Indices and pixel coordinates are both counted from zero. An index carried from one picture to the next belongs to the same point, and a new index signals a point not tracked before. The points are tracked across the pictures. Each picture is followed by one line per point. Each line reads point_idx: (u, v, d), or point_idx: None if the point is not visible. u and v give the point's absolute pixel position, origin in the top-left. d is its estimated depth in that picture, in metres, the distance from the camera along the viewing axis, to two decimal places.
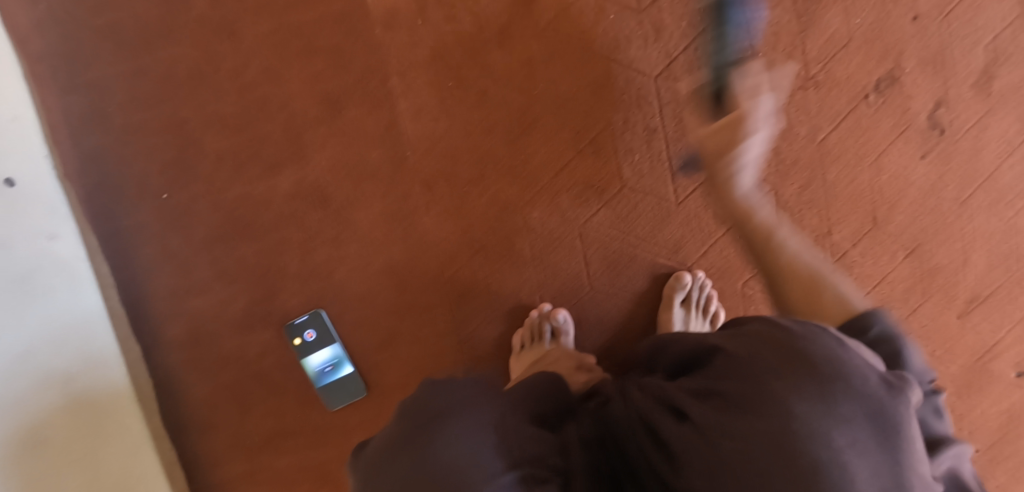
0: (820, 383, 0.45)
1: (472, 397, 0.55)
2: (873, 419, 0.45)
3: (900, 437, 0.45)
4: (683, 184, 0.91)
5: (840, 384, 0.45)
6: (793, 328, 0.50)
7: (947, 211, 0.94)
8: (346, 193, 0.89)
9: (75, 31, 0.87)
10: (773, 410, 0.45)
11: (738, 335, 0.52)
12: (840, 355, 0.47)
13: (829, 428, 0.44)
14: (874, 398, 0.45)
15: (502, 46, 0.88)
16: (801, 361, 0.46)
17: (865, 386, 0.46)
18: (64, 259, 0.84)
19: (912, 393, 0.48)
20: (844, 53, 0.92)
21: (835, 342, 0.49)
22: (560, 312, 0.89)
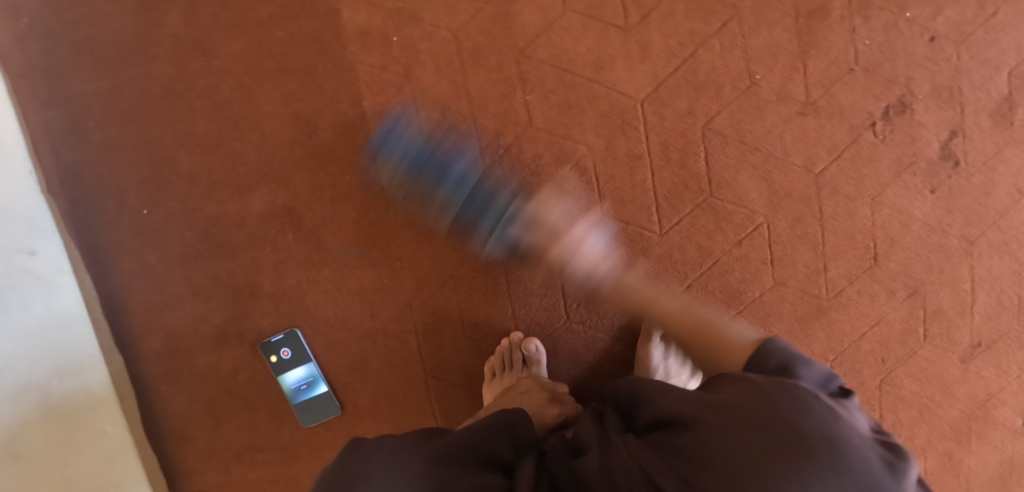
0: (821, 470, 0.45)
1: (392, 459, 0.57)
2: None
3: None
4: (666, 214, 0.86)
5: (841, 471, 0.45)
6: (783, 397, 0.50)
7: (954, 249, 0.89)
8: (317, 215, 0.90)
9: (54, 45, 0.88)
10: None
11: (718, 403, 0.50)
12: (832, 433, 0.47)
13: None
14: (872, 479, 0.46)
15: (478, 68, 0.85)
16: (799, 446, 0.46)
17: (863, 468, 0.46)
18: (43, 273, 0.87)
19: (912, 468, 0.48)
20: (850, 77, 0.85)
21: (829, 414, 0.49)
22: (532, 342, 0.87)
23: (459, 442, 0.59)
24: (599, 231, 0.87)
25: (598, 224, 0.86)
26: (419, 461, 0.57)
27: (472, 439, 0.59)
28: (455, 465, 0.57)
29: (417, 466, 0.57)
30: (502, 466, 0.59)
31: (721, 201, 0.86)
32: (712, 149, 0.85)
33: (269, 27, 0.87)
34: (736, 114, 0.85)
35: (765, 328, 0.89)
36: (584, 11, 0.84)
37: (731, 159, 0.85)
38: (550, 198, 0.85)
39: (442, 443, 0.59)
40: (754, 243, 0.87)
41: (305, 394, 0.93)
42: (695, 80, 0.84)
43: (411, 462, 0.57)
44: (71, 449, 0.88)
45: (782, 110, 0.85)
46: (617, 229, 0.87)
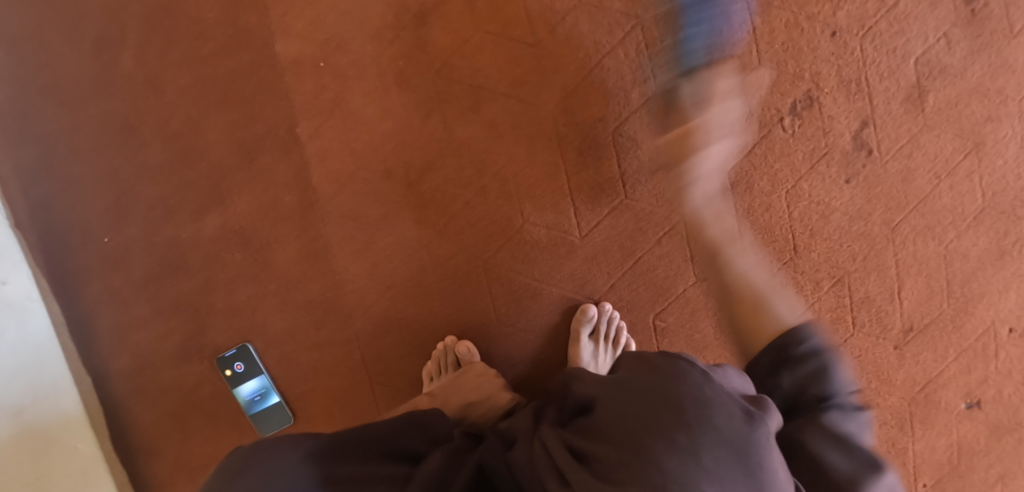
0: (685, 425, 0.48)
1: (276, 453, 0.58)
2: (739, 458, 0.47)
3: (761, 465, 0.48)
4: (586, 218, 0.90)
5: (707, 428, 0.48)
6: (665, 370, 0.54)
7: (877, 236, 0.91)
8: (264, 233, 0.95)
9: (21, 90, 0.96)
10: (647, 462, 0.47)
11: (617, 381, 0.56)
12: (704, 395, 0.51)
13: (697, 477, 0.46)
14: (739, 437, 0.48)
15: (400, 89, 0.91)
16: (670, 407, 0.50)
17: (728, 425, 0.49)
18: (13, 298, 0.93)
19: (771, 419, 0.52)
20: (755, 76, 0.88)
21: (706, 383, 0.52)
22: (463, 344, 0.92)
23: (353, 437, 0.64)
24: (523, 237, 0.91)
25: (520, 231, 0.90)
26: (306, 453, 0.59)
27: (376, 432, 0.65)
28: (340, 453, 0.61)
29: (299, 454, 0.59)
30: (411, 457, 0.65)
31: (638, 202, 0.89)
32: (625, 151, 0.89)
33: (210, 64, 0.94)
34: (647, 118, 0.88)
35: (694, 323, 0.91)
36: (496, 31, 0.89)
37: (646, 161, 0.89)
38: (709, 115, 0.81)
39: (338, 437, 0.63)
40: (674, 241, 0.89)
41: (259, 404, 0.98)
42: (604, 88, 0.89)
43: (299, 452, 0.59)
44: (45, 467, 0.92)
45: None
46: (539, 234, 0.90)
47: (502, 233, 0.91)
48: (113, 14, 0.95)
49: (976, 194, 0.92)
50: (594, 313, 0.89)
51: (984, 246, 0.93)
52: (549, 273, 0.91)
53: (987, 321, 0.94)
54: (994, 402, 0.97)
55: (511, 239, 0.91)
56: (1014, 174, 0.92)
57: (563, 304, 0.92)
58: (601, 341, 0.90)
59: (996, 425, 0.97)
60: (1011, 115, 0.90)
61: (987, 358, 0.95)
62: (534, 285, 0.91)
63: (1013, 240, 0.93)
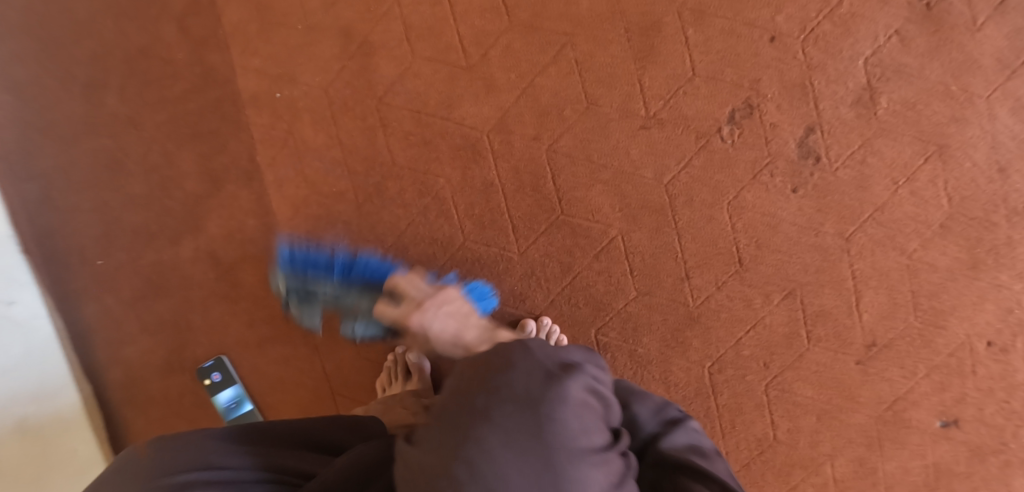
0: (483, 386, 0.46)
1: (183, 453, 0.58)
2: (533, 422, 0.44)
3: (556, 420, 0.45)
4: (524, 235, 0.91)
5: (502, 385, 0.46)
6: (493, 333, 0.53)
7: (831, 248, 0.87)
8: (231, 255, 1.02)
9: (25, 130, 1.07)
10: (458, 452, 0.43)
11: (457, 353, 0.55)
12: (504, 360, 0.47)
13: (482, 431, 0.44)
14: (530, 406, 0.45)
15: (345, 117, 0.95)
16: (479, 369, 0.48)
17: (523, 386, 0.46)
18: (20, 319, 1.04)
19: (580, 381, 0.48)
20: (691, 86, 0.86)
21: (507, 358, 0.48)
22: (411, 349, 0.97)
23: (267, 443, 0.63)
24: (463, 254, 0.93)
25: (461, 249, 0.92)
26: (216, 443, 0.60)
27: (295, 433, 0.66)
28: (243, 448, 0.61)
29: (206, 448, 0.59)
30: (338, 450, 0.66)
31: (576, 218, 0.89)
32: (559, 168, 0.89)
33: (181, 101, 1.02)
34: (580, 135, 0.88)
35: (637, 337, 0.91)
36: (432, 56, 0.91)
37: (581, 178, 0.89)
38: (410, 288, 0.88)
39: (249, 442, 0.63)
40: (611, 257, 0.89)
41: (236, 412, 1.04)
42: (537, 107, 0.89)
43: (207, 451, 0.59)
44: (46, 469, 1.01)
45: (625, 125, 0.87)
46: (479, 251, 0.92)
47: (444, 251, 0.93)
48: (97, 59, 1.04)
49: (942, 200, 0.85)
50: (534, 327, 0.90)
51: (954, 256, 0.86)
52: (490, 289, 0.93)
53: (963, 336, 0.87)
54: (975, 421, 0.89)
55: (453, 257, 0.93)
56: (986, 177, 0.85)
57: (504, 320, 0.93)
58: None
59: (978, 446, 0.90)
60: (979, 114, 0.84)
61: (964, 375, 0.88)
62: None
63: (988, 247, 0.86)
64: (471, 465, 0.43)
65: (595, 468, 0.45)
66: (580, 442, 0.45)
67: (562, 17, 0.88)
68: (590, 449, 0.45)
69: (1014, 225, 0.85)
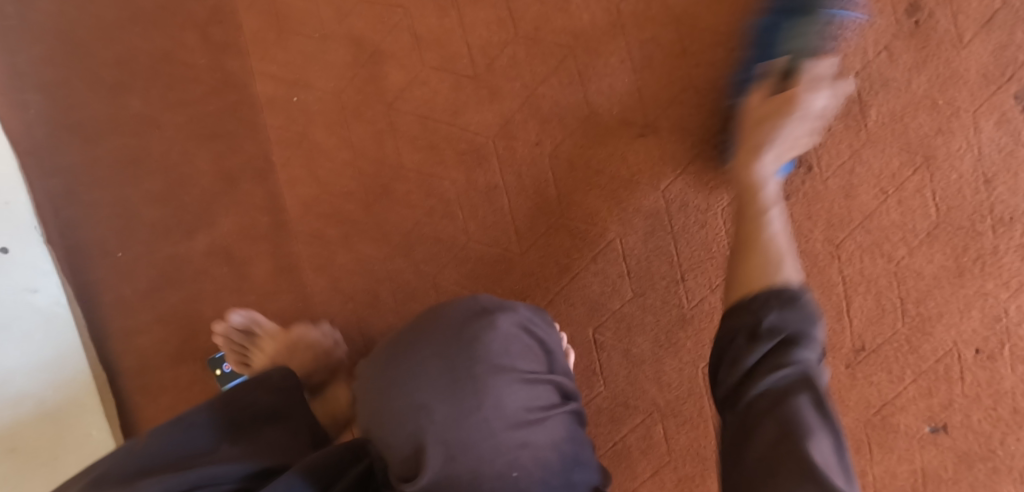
0: (433, 340, 0.69)
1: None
2: (458, 339, 0.68)
3: (477, 351, 0.67)
4: (525, 236, 0.95)
5: (439, 335, 0.69)
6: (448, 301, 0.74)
7: (819, 253, 0.91)
8: (243, 250, 1.07)
9: (54, 129, 1.13)
10: (397, 363, 0.68)
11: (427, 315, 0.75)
12: (443, 315, 0.71)
13: (427, 366, 0.67)
14: (468, 333, 0.68)
15: (357, 121, 1.00)
16: (431, 326, 0.70)
17: (462, 322, 0.69)
18: (45, 308, 1.09)
19: (506, 320, 0.69)
20: (685, 96, 0.90)
21: (461, 303, 0.72)
22: (234, 315, 0.99)
23: (241, 455, 0.65)
24: (466, 254, 0.97)
25: (465, 249, 0.97)
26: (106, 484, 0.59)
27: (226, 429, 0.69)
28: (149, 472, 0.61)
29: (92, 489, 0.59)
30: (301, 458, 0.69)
31: (574, 220, 0.93)
32: (559, 174, 0.93)
33: (202, 103, 1.07)
34: (579, 142, 0.92)
35: (630, 337, 0.94)
36: (440, 66, 0.96)
37: (579, 182, 0.93)
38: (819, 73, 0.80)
39: (226, 450, 0.66)
40: (608, 258, 0.93)
41: None
42: (539, 114, 0.93)
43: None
44: (61, 450, 1.06)
45: (622, 134, 0.91)
46: (482, 251, 0.96)
47: (449, 251, 0.97)
48: (124, 62, 1.11)
49: (929, 209, 0.88)
50: None
51: (941, 264, 0.89)
52: (491, 288, 0.96)
53: (949, 342, 0.89)
54: (963, 428, 0.90)
55: (457, 257, 0.97)
56: (972, 188, 0.87)
57: None
58: None
59: (964, 453, 0.91)
60: (965, 126, 0.87)
61: (952, 381, 0.90)
62: None
63: (973, 256, 0.88)
64: (415, 369, 0.67)
65: (513, 385, 0.66)
66: (497, 361, 0.67)
67: (564, 30, 0.92)
68: (512, 368, 0.67)
69: (999, 235, 0.87)
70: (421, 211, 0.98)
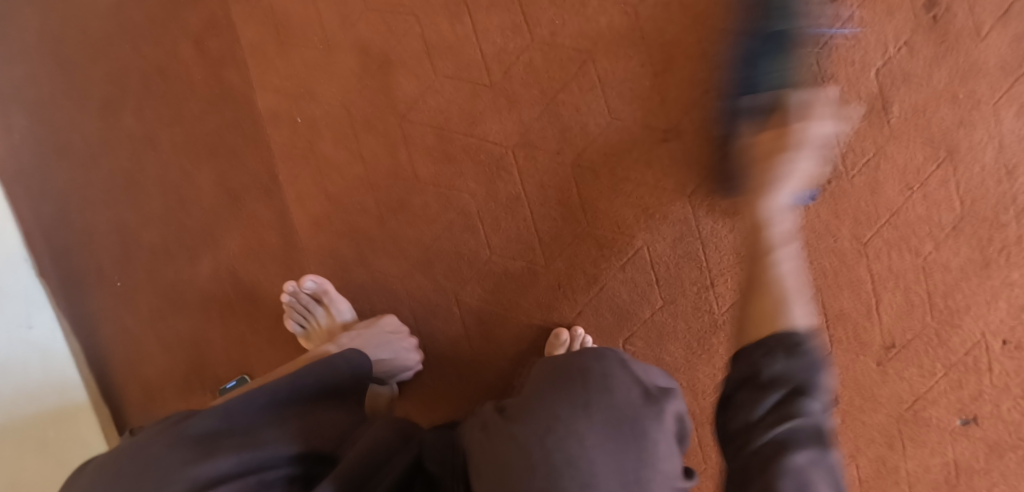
0: (584, 395, 0.57)
1: (160, 474, 0.54)
2: (624, 426, 0.56)
3: (642, 439, 0.55)
4: (550, 248, 0.93)
5: (602, 404, 0.57)
6: (575, 360, 0.62)
7: (847, 251, 0.90)
8: (253, 273, 1.03)
9: (42, 153, 1.09)
10: (540, 421, 0.56)
11: (547, 362, 0.65)
12: (590, 368, 0.60)
13: (586, 432, 0.55)
14: (627, 411, 0.57)
15: (367, 134, 0.96)
16: (579, 378, 0.59)
17: (625, 401, 0.57)
18: (41, 342, 1.06)
19: (671, 404, 0.59)
20: (708, 98, 0.88)
21: (609, 368, 0.60)
22: (308, 280, 0.96)
23: (291, 436, 0.61)
24: (489, 268, 0.94)
25: (488, 262, 0.94)
26: (178, 447, 0.56)
27: (291, 391, 0.67)
28: (218, 437, 0.58)
29: (163, 448, 0.56)
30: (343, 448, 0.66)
31: (599, 230, 0.92)
32: (584, 183, 0.91)
33: (200, 120, 1.03)
34: (602, 148, 0.91)
35: (661, 346, 0.93)
36: (453, 73, 0.93)
37: (603, 189, 0.91)
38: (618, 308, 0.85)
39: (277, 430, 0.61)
40: (637, 266, 0.91)
41: None
42: (558, 122, 0.91)
43: (184, 472, 0.54)
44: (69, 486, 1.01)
45: (645, 138, 0.90)
46: (505, 264, 0.94)
47: (471, 265, 0.95)
48: (112, 80, 1.05)
49: (954, 203, 0.88)
50: (568, 336, 0.91)
51: (966, 256, 0.89)
52: (517, 302, 0.94)
53: (978, 334, 0.89)
54: (993, 418, 0.90)
55: (480, 271, 0.94)
56: (994, 179, 0.87)
57: (533, 332, 0.94)
58: None
59: (995, 443, 0.91)
60: (985, 118, 0.86)
61: (981, 373, 0.90)
62: (503, 315, 0.95)
63: (998, 247, 0.88)
64: (571, 438, 0.54)
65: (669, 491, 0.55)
66: (663, 463, 0.56)
67: (581, 34, 0.90)
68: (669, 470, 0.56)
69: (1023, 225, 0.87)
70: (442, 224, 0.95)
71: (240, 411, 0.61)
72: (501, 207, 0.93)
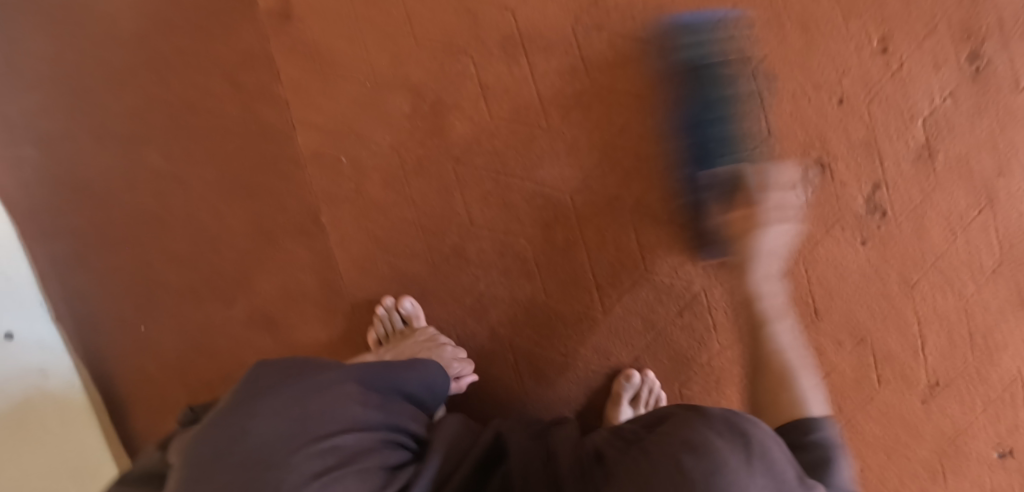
0: (746, 448, 0.53)
1: (331, 398, 0.64)
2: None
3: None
4: (607, 293, 0.91)
5: (760, 461, 0.53)
6: (734, 419, 0.56)
7: (895, 294, 0.92)
8: (291, 320, 0.98)
9: (53, 189, 1.03)
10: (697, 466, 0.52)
11: (691, 408, 0.60)
12: (749, 430, 0.55)
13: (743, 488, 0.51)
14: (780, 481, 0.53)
15: (417, 177, 0.93)
16: (741, 435, 0.54)
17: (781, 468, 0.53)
18: (58, 392, 0.99)
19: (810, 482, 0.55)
20: (766, 146, 0.90)
21: (757, 429, 0.55)
22: (406, 300, 0.94)
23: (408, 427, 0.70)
24: (545, 314, 0.93)
25: (545, 308, 0.92)
26: (336, 387, 0.66)
27: (416, 387, 0.76)
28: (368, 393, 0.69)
29: (335, 381, 0.67)
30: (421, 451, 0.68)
31: (657, 275, 0.91)
32: (642, 228, 0.90)
33: (233, 158, 0.97)
34: (661, 194, 0.90)
35: (718, 389, 0.93)
36: (509, 117, 0.90)
37: (662, 236, 0.90)
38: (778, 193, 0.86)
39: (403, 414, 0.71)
40: (694, 311, 0.91)
41: None
42: (618, 168, 0.90)
43: (347, 412, 0.64)
44: None
45: (704, 185, 0.90)
46: (562, 309, 0.92)
47: (527, 312, 0.93)
48: (135, 113, 1.00)
49: (994, 247, 0.91)
50: (638, 380, 0.91)
51: (1006, 297, 0.91)
52: (574, 348, 0.93)
53: (1016, 372, 0.92)
54: None
55: (536, 317, 0.93)
56: None
57: (589, 377, 0.94)
58: (641, 406, 0.91)
59: None
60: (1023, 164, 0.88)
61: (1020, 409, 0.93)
62: (558, 360, 0.94)
63: None
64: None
65: None
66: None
67: (638, 80, 0.90)
68: None
69: None
70: (497, 270, 0.93)
71: (386, 384, 0.72)
72: (559, 253, 0.91)
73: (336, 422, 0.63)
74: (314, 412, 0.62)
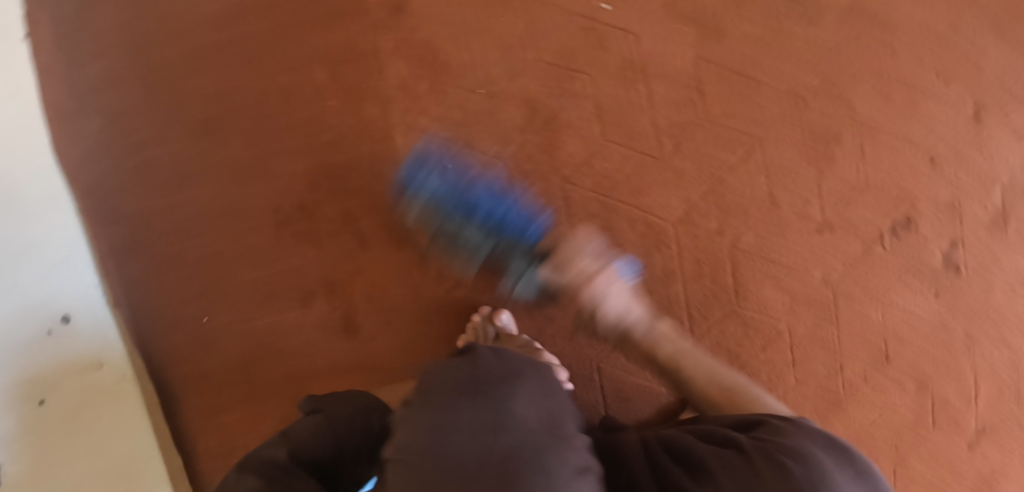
0: (847, 463, 0.54)
1: (554, 400, 0.60)
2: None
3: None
4: (698, 323, 0.92)
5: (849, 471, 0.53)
6: (822, 435, 0.57)
7: (956, 345, 0.97)
8: (372, 324, 0.95)
9: (119, 165, 0.96)
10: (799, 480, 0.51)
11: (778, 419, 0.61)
12: (831, 441, 0.56)
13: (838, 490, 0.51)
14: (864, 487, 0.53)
15: (523, 191, 0.92)
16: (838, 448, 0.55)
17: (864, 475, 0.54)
18: (110, 386, 0.92)
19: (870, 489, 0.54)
20: (862, 197, 0.93)
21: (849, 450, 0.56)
22: (502, 314, 0.91)
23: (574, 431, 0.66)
24: None
25: None
26: (557, 388, 0.63)
27: None
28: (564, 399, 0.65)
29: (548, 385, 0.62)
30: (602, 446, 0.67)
31: (748, 309, 0.93)
32: (739, 264, 0.92)
33: (327, 152, 0.94)
34: (761, 233, 0.92)
35: None
36: (623, 142, 0.91)
37: (758, 273, 0.93)
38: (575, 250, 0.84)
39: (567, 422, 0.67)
40: (778, 347, 0.94)
41: None
42: (723, 203, 0.91)
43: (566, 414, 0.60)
44: None
45: (801, 228, 0.93)
46: None
47: None
48: (219, 96, 0.95)
49: None
50: None
51: None
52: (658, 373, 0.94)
53: None
54: None
55: None
56: None
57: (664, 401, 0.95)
58: None
59: None
60: None
61: None
62: (642, 384, 0.95)
63: None
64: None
65: None
66: None
67: (749, 119, 0.91)
68: None
69: None
70: None
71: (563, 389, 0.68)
72: (656, 279, 0.92)
73: (563, 421, 0.59)
74: (548, 409, 0.58)
